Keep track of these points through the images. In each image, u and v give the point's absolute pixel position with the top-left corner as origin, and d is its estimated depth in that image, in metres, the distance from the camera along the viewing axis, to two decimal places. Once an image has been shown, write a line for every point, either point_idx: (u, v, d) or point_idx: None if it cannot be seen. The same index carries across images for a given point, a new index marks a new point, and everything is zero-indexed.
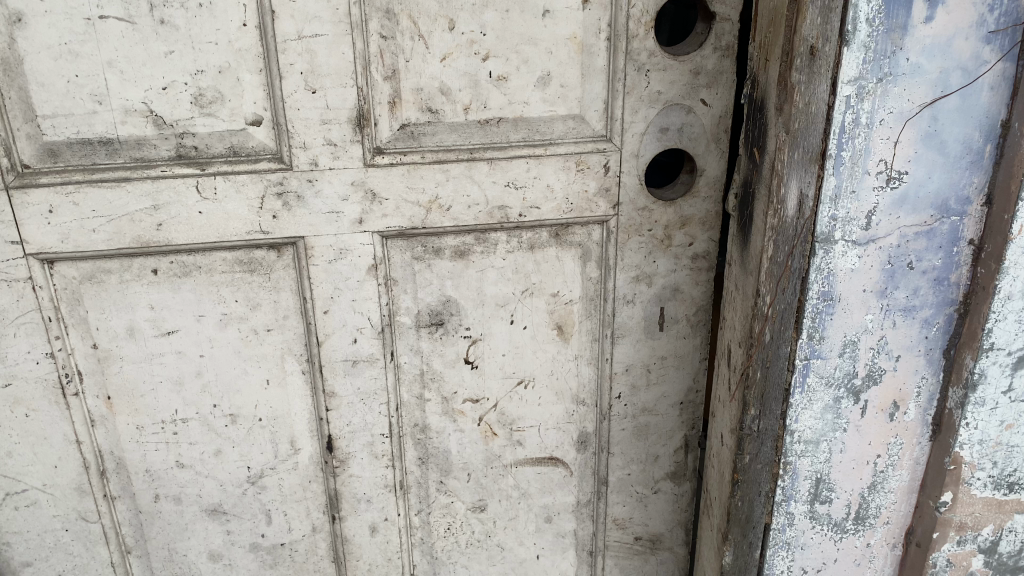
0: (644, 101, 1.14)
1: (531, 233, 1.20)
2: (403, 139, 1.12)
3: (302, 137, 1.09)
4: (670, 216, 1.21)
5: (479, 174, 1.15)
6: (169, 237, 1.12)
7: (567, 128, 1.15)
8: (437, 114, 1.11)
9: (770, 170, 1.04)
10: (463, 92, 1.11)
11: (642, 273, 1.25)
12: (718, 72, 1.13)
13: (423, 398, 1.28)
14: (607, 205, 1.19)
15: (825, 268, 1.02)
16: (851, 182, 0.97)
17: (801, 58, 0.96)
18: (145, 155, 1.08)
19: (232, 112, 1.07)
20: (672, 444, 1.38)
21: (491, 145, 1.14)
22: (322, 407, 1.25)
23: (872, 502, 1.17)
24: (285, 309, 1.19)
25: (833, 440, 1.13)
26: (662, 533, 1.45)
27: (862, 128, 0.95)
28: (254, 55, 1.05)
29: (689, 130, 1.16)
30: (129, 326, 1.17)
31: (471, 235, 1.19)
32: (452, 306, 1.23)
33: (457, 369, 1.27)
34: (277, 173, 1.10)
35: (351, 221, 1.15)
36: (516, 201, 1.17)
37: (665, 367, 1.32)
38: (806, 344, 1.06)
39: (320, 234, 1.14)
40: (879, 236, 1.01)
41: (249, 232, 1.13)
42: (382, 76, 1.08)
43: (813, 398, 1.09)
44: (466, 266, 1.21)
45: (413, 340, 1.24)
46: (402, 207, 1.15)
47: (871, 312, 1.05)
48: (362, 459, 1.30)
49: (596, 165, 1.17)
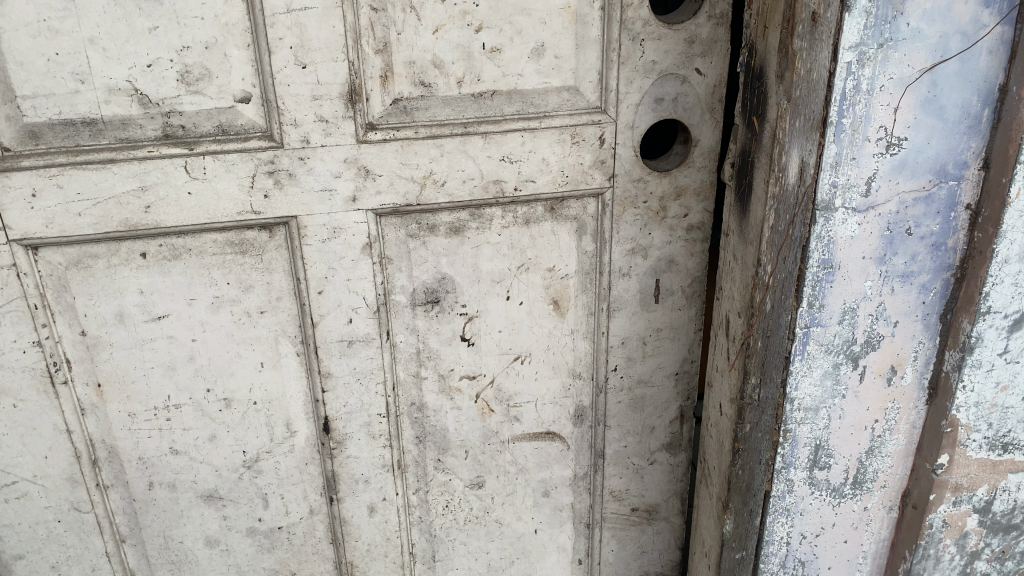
0: (639, 70, 1.13)
1: (526, 207, 1.19)
2: (395, 114, 1.10)
3: (293, 114, 1.06)
4: (665, 186, 1.21)
5: (474, 148, 1.13)
6: (158, 219, 1.08)
7: (562, 100, 1.13)
8: (430, 88, 1.09)
9: (773, 139, 1.00)
10: (457, 64, 1.09)
11: (637, 246, 1.24)
12: (711, 41, 1.13)
13: (420, 376, 1.27)
14: (602, 177, 1.19)
15: (825, 235, 1.02)
16: (852, 148, 0.97)
17: (802, 25, 0.93)
18: (131, 135, 1.05)
19: (220, 89, 1.04)
20: (667, 415, 1.39)
21: (485, 118, 1.12)
22: (318, 389, 1.24)
23: (870, 467, 1.19)
24: (278, 291, 1.17)
25: (832, 407, 1.14)
26: (658, 503, 1.47)
27: (862, 94, 0.95)
28: (241, 29, 1.01)
29: (684, 100, 1.16)
30: (118, 312, 1.14)
31: (465, 211, 1.17)
32: (448, 284, 1.22)
33: (453, 347, 1.26)
34: (268, 151, 1.08)
35: (345, 198, 1.12)
36: (511, 175, 1.16)
37: (661, 339, 1.32)
38: (807, 312, 1.06)
39: (313, 214, 1.12)
40: (879, 203, 1.01)
41: (240, 212, 1.10)
42: (373, 49, 1.06)
43: (813, 365, 1.10)
44: (461, 242, 1.19)
45: (409, 318, 1.23)
46: (396, 183, 1.13)
47: (870, 278, 1.06)
48: (359, 440, 1.29)
49: (591, 137, 1.15)
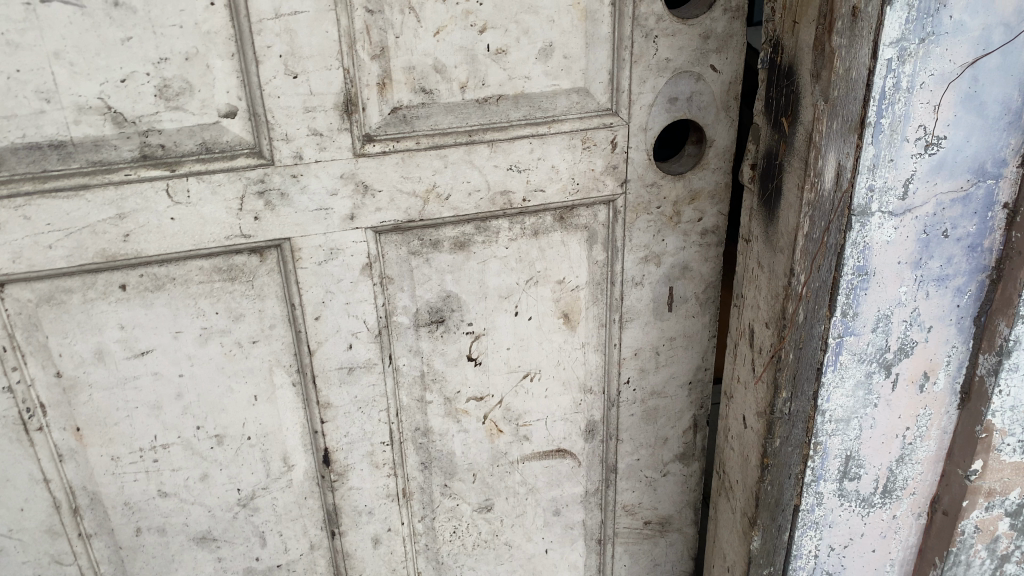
0: (652, 69, 1.06)
1: (535, 218, 1.12)
2: (394, 124, 1.01)
3: (284, 128, 0.97)
4: (679, 190, 1.15)
5: (480, 158, 1.05)
6: (138, 248, 0.99)
7: (571, 102, 1.06)
8: (431, 95, 1.01)
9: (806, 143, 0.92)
10: (460, 68, 1.00)
11: (651, 253, 1.18)
12: (727, 35, 1.06)
13: (424, 400, 1.20)
14: (614, 184, 1.12)
15: (861, 241, 0.96)
16: (890, 150, 0.92)
17: (841, 20, 0.86)
18: (105, 157, 0.94)
19: (202, 104, 0.94)
20: (681, 425, 1.34)
21: (490, 125, 1.04)
22: (317, 419, 1.15)
23: (900, 474, 1.15)
24: (271, 318, 1.08)
25: (864, 416, 1.09)
26: (671, 515, 1.41)
27: (902, 93, 0.89)
28: (224, 38, 0.92)
29: (699, 98, 1.09)
30: (97, 350, 1.04)
31: (470, 224, 1.10)
32: (453, 302, 1.14)
33: (459, 368, 1.19)
34: (256, 170, 0.98)
35: (342, 217, 1.04)
36: (519, 185, 1.08)
37: (674, 348, 1.26)
38: (841, 321, 1.01)
39: (308, 235, 1.03)
40: (916, 205, 0.96)
41: (228, 236, 1.01)
42: (369, 55, 0.97)
43: (845, 375, 1.05)
44: (466, 258, 1.12)
45: (412, 340, 1.15)
46: (397, 198, 1.05)
47: (905, 283, 1.00)
48: (362, 470, 1.20)
49: (602, 141, 1.08)
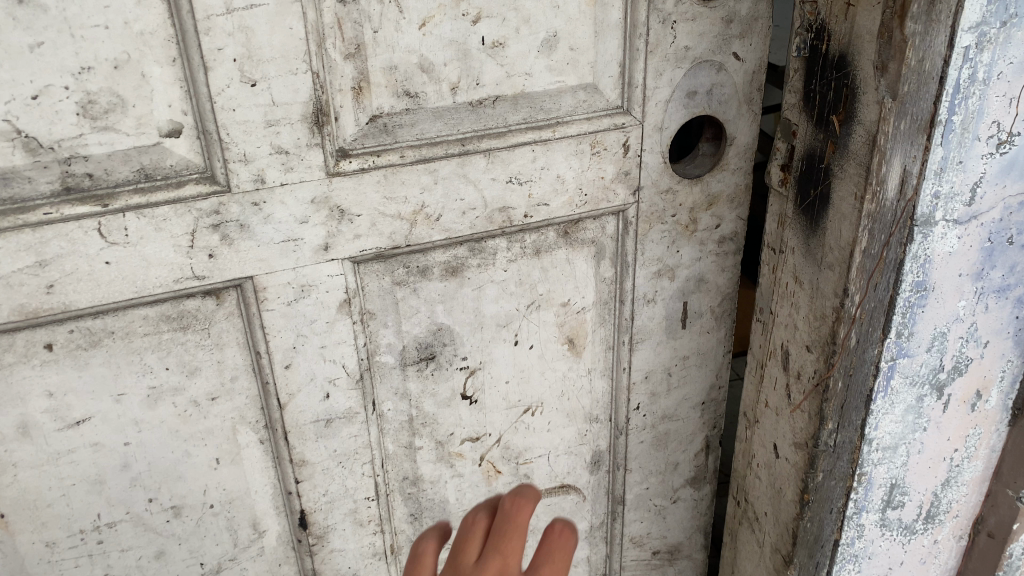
0: (669, 60, 0.91)
1: (537, 234, 0.97)
2: (373, 135, 0.85)
3: (241, 147, 0.80)
4: (695, 196, 1.02)
5: (476, 170, 0.90)
6: (66, 300, 0.80)
7: (577, 101, 0.91)
8: (416, 99, 0.85)
9: (871, 147, 0.78)
10: (450, 66, 0.84)
11: (664, 266, 1.05)
12: (751, 19, 0.93)
13: (413, 446, 1.04)
14: (625, 192, 0.98)
15: (922, 253, 0.84)
16: (960, 150, 0.80)
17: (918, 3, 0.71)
18: (17, 193, 0.75)
19: (139, 122, 0.76)
20: (692, 448, 1.21)
21: (485, 131, 0.89)
22: (290, 479, 0.99)
23: (944, 498, 1.05)
24: (232, 370, 0.91)
25: (911, 442, 0.98)
26: (681, 542, 1.29)
27: (978, 85, 0.77)
28: (163, 39, 0.74)
29: (719, 91, 0.95)
30: (20, 423, 0.85)
31: (463, 246, 0.95)
32: (445, 335, 0.99)
33: (453, 408, 1.03)
34: (209, 199, 0.81)
35: (314, 248, 0.87)
36: (520, 199, 0.94)
37: (687, 367, 1.14)
38: (895, 344, 0.89)
39: (274, 271, 0.86)
40: (983, 211, 0.84)
41: (178, 279, 0.83)
42: (342, 53, 0.80)
43: (895, 400, 0.94)
44: (460, 284, 0.97)
45: (398, 381, 0.99)
46: (379, 222, 0.88)
47: (964, 298, 0.89)
48: (344, 530, 1.04)
49: (613, 145, 0.94)
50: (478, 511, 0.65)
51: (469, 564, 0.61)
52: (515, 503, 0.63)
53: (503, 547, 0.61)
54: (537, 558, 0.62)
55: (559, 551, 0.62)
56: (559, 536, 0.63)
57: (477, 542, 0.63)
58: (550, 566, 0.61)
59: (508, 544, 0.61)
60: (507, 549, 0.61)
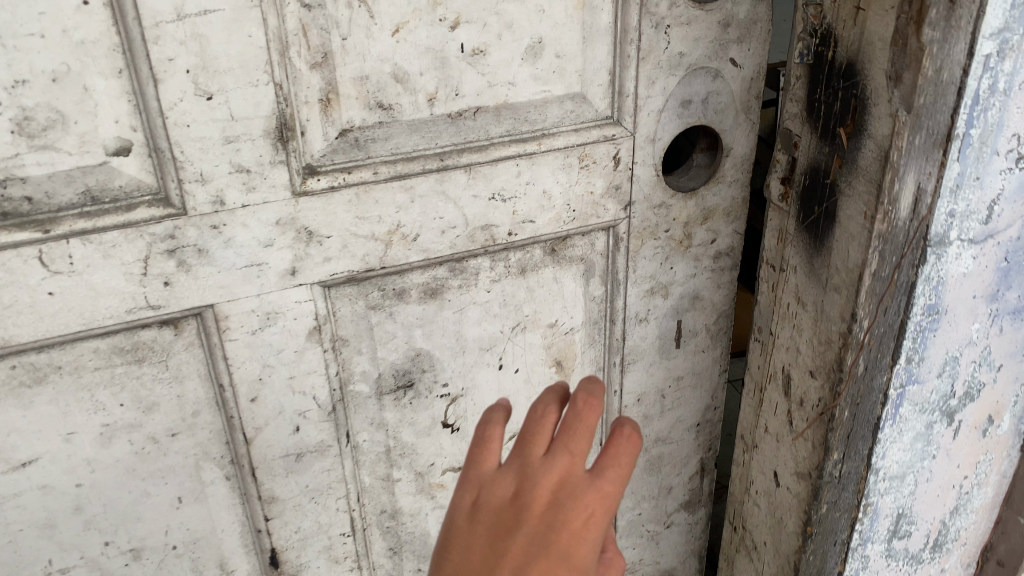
0: (662, 67, 0.85)
1: (522, 253, 0.91)
2: (343, 150, 0.78)
3: (197, 166, 0.73)
4: (690, 210, 0.95)
5: (456, 187, 0.83)
6: (6, 335, 0.73)
7: (564, 111, 0.85)
8: (390, 111, 0.78)
9: (884, 163, 0.72)
10: (426, 76, 0.77)
11: (657, 284, 0.99)
12: (750, 22, 0.87)
13: (391, 478, 0.97)
14: (616, 207, 0.92)
15: (935, 275, 0.78)
16: (977, 166, 0.74)
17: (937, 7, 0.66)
18: None
19: (82, 140, 0.69)
20: (686, 471, 1.15)
21: (466, 145, 0.82)
22: (259, 517, 0.92)
23: (952, 526, 0.99)
24: (193, 404, 0.84)
25: (920, 470, 0.92)
26: (674, 567, 1.23)
27: (997, 96, 0.71)
28: (107, 49, 0.67)
29: (715, 99, 0.89)
30: None
31: (443, 266, 0.88)
32: (424, 361, 0.92)
33: (433, 437, 0.97)
34: (163, 223, 0.74)
35: (280, 273, 0.80)
36: (504, 217, 0.87)
37: (682, 388, 1.08)
38: (904, 370, 0.83)
39: (236, 299, 0.79)
40: (999, 230, 0.79)
41: (130, 309, 0.76)
42: (308, 63, 0.73)
43: (904, 428, 0.88)
44: (439, 307, 0.90)
45: (374, 411, 0.92)
46: (351, 244, 0.81)
47: (978, 320, 0.84)
48: (318, 568, 0.98)
49: (603, 157, 0.88)
50: (547, 399, 0.49)
51: (533, 458, 0.47)
52: (583, 398, 0.48)
53: (572, 447, 0.47)
54: (603, 453, 0.48)
55: (626, 454, 0.48)
56: (626, 438, 0.48)
57: (545, 438, 0.48)
58: (619, 468, 0.48)
59: (576, 442, 0.47)
60: (574, 446, 0.47)
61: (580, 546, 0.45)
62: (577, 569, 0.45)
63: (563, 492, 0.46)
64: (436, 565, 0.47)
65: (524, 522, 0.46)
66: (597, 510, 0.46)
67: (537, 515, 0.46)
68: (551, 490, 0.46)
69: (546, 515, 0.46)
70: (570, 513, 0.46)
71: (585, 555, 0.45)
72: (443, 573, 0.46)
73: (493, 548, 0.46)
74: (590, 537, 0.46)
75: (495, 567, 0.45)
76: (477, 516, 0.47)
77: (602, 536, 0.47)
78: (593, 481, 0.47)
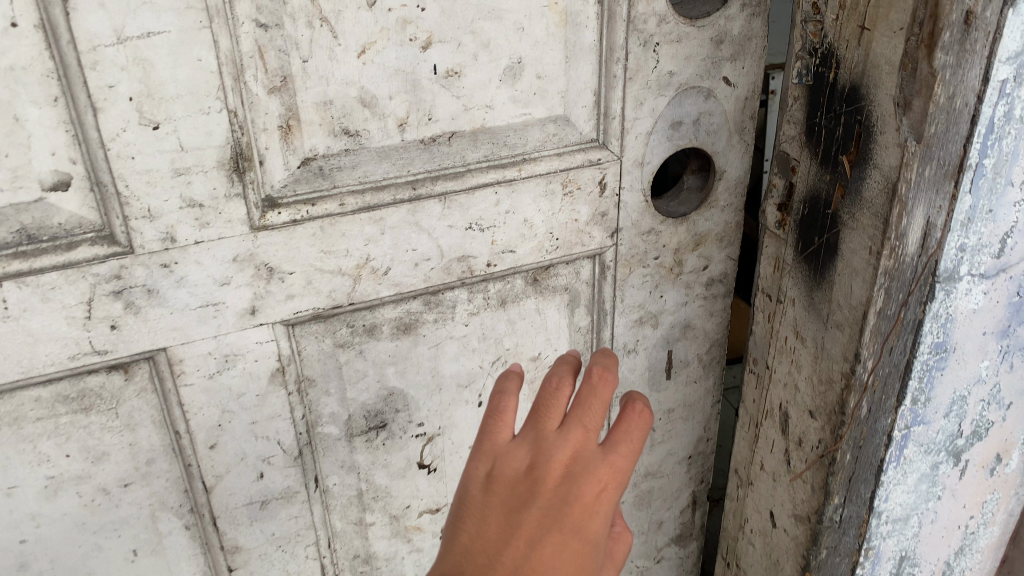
0: (651, 87, 0.80)
1: (502, 284, 0.85)
2: (306, 180, 0.71)
3: (144, 201, 0.66)
4: (681, 236, 0.90)
5: (429, 217, 0.77)
6: None
7: (546, 135, 0.79)
8: (357, 138, 0.72)
9: (891, 195, 0.67)
10: (396, 99, 0.71)
11: (646, 313, 0.93)
12: (744, 38, 0.81)
13: (364, 522, 0.91)
14: (602, 234, 0.86)
15: (943, 312, 0.73)
16: (990, 198, 0.69)
17: (951, 31, 0.60)
18: None
19: (14, 174, 0.62)
20: (677, 505, 1.10)
21: (440, 172, 0.76)
22: (222, 568, 0.86)
23: (957, 566, 0.94)
24: (147, 452, 0.77)
25: (924, 511, 0.87)
26: None
27: (1013, 124, 0.65)
28: (40, 75, 0.60)
29: (707, 120, 0.84)
30: None
31: (417, 300, 0.82)
32: (397, 400, 0.86)
33: (408, 479, 0.91)
34: (108, 263, 0.67)
35: (239, 312, 0.74)
36: (482, 247, 0.81)
37: (673, 420, 1.02)
38: (909, 411, 0.78)
39: (191, 341, 0.73)
40: (1011, 263, 0.74)
41: (74, 355, 0.70)
42: (265, 87, 0.67)
43: (908, 470, 0.83)
44: (413, 343, 0.84)
45: (345, 454, 0.86)
46: (316, 280, 0.75)
47: (988, 357, 0.79)
48: None
49: (587, 183, 0.82)
50: (560, 370, 0.48)
51: (547, 431, 0.47)
52: (597, 371, 0.48)
53: (586, 420, 0.47)
54: (617, 427, 0.47)
55: (638, 429, 0.47)
56: (637, 414, 0.47)
57: (559, 409, 0.47)
58: (633, 442, 0.47)
59: (589, 416, 0.47)
60: (587, 419, 0.47)
61: (590, 519, 0.45)
62: (587, 541, 0.45)
63: (576, 467, 0.45)
64: (449, 532, 0.46)
65: (537, 496, 0.45)
66: (610, 484, 0.46)
67: (549, 489, 0.45)
68: (564, 464, 0.46)
69: (559, 488, 0.45)
70: (583, 488, 0.45)
71: (594, 527, 0.45)
72: (457, 542, 0.45)
73: (506, 520, 0.45)
74: (602, 511, 0.45)
75: (508, 538, 0.45)
76: (492, 487, 0.46)
77: (614, 510, 0.46)
78: (605, 456, 0.46)
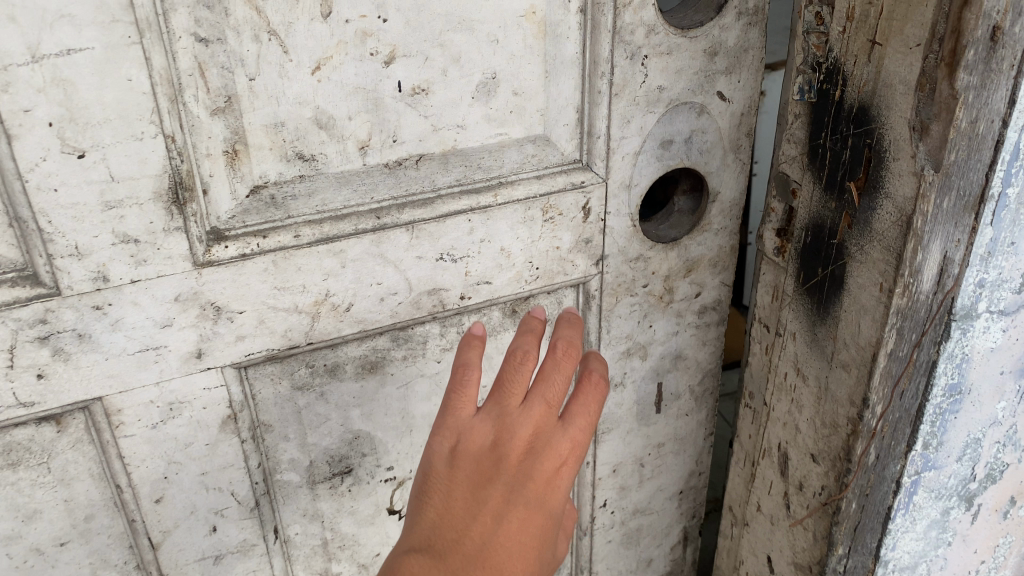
0: (639, 103, 0.73)
1: (476, 316, 0.78)
2: (258, 210, 0.64)
3: (70, 237, 0.59)
4: (671, 261, 0.83)
5: (396, 247, 0.70)
6: None
7: (525, 156, 0.72)
8: (314, 163, 0.64)
9: (906, 229, 0.60)
10: (357, 120, 0.64)
11: (634, 344, 0.86)
12: (740, 50, 0.75)
13: (330, 572, 0.84)
14: (587, 262, 0.79)
15: (959, 352, 0.67)
16: (1011, 230, 0.63)
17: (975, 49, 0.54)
18: None
19: None
20: (667, 542, 1.03)
21: (407, 199, 0.69)
22: None
23: None
24: (85, 509, 0.69)
25: (933, 559, 0.81)
26: None
27: None
28: None
29: (699, 139, 0.77)
30: None
31: (385, 335, 0.75)
32: (363, 444, 0.79)
33: (377, 525, 0.85)
34: (31, 306, 0.59)
35: (183, 356, 0.67)
36: (455, 278, 0.74)
37: (663, 455, 0.96)
38: (920, 455, 0.72)
39: (130, 390, 0.66)
40: None
41: None
42: (208, 108, 0.59)
43: (918, 517, 0.76)
44: (380, 382, 0.77)
45: (307, 502, 0.79)
46: (270, 318, 0.68)
47: (1004, 397, 0.73)
48: None
49: (570, 208, 0.76)
50: (523, 346, 0.52)
51: (512, 406, 0.50)
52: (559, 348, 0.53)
53: (550, 397, 0.51)
54: (574, 400, 0.52)
55: (594, 399, 0.53)
56: (595, 385, 0.53)
57: (521, 387, 0.51)
58: (589, 414, 0.52)
59: (551, 392, 0.51)
60: (549, 395, 0.51)
61: (551, 489, 0.50)
62: (546, 509, 0.50)
63: (539, 441, 0.50)
64: (415, 507, 0.50)
65: (503, 468, 0.49)
66: (569, 457, 0.51)
67: (514, 464, 0.49)
68: (527, 438, 0.50)
69: (523, 461, 0.50)
70: (545, 462, 0.50)
71: (554, 497, 0.51)
72: (424, 514, 0.49)
73: (474, 490, 0.49)
74: (561, 481, 0.51)
75: (476, 511, 0.49)
76: (457, 462, 0.49)
77: (569, 479, 0.52)
78: (565, 428, 0.51)
